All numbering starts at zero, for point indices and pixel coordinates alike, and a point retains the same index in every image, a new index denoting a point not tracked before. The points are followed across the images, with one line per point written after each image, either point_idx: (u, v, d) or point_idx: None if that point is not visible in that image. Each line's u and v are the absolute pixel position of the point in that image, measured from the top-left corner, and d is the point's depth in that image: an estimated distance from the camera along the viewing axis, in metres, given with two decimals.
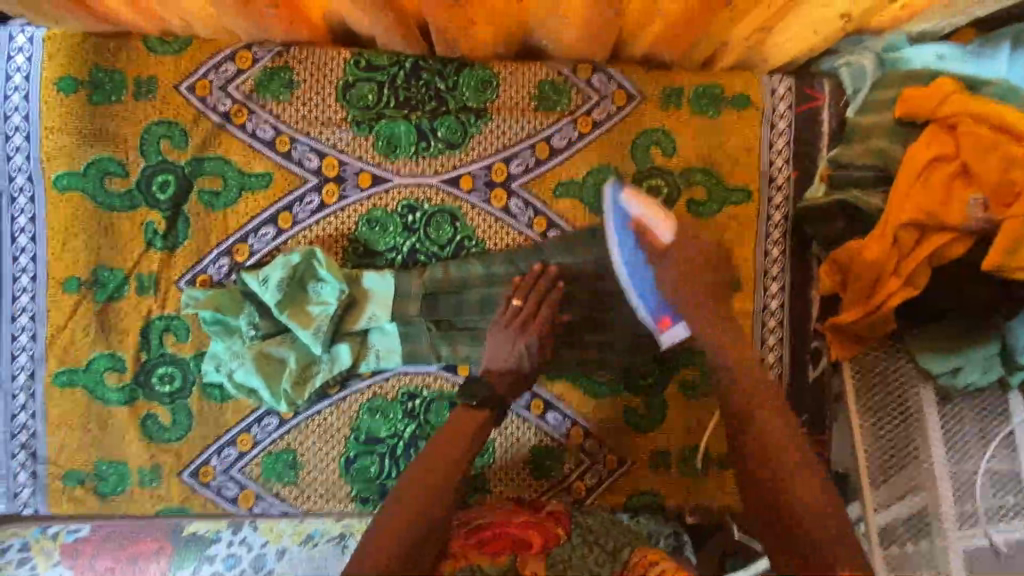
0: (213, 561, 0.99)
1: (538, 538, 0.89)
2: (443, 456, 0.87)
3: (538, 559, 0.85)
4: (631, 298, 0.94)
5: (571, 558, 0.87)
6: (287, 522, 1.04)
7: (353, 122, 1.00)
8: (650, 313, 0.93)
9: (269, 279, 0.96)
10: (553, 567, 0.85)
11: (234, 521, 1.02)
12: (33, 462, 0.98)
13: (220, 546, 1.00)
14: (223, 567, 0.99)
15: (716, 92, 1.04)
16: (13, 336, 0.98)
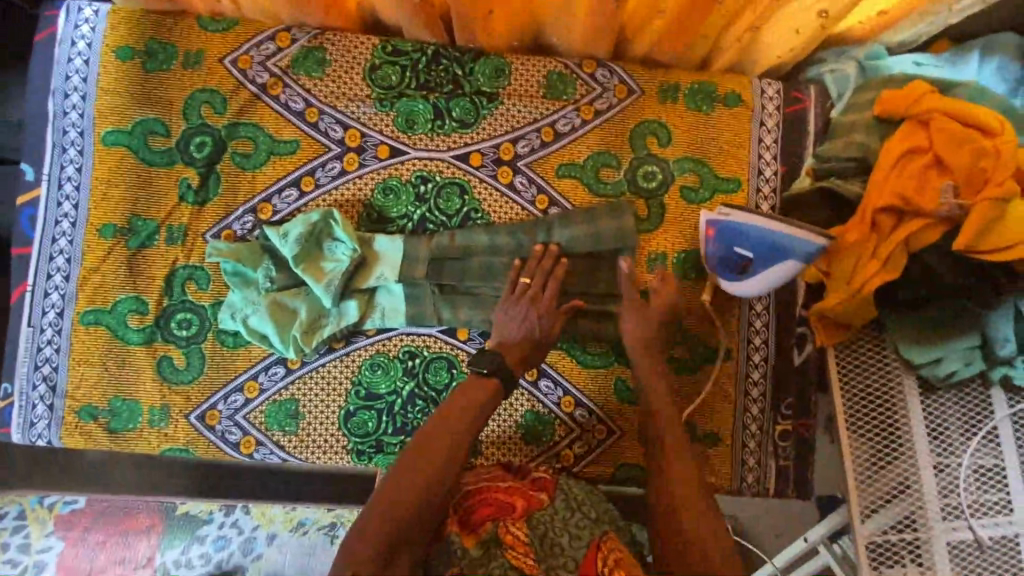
0: (202, 539, 1.48)
1: (521, 502, 0.90)
2: (448, 431, 0.90)
3: (519, 523, 0.87)
4: (712, 243, 1.02)
5: (552, 521, 0.88)
6: (278, 509, 1.51)
7: (377, 99, 1.09)
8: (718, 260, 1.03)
9: (289, 234, 1.03)
10: (536, 528, 0.87)
11: (226, 505, 1.50)
12: (52, 395, 1.04)
13: (209, 526, 1.49)
14: (211, 544, 1.48)
15: (710, 90, 1.14)
16: (48, 275, 1.05)
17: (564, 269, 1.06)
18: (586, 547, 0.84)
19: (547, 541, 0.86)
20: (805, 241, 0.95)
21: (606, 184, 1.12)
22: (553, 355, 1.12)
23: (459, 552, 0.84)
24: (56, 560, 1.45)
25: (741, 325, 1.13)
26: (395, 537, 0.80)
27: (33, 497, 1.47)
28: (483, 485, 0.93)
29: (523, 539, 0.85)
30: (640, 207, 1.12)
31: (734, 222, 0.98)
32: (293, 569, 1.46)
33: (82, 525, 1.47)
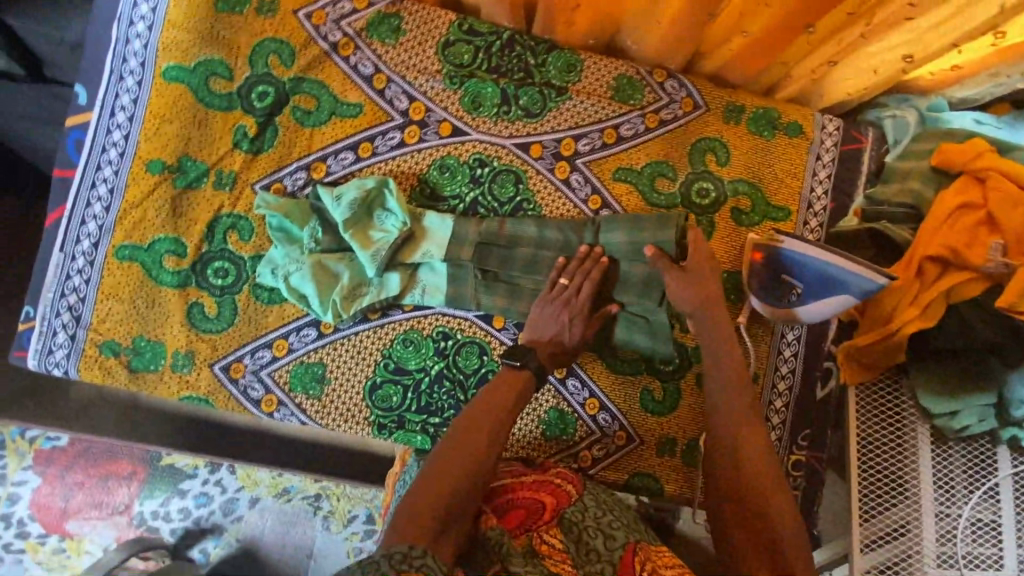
0: (186, 495, 1.48)
1: (549, 500, 0.92)
2: (479, 422, 0.89)
3: (552, 528, 0.87)
4: (763, 272, 1.05)
5: (585, 521, 0.90)
6: (264, 475, 1.49)
7: (447, 76, 1.08)
8: (765, 288, 1.05)
9: (343, 198, 1.02)
10: (570, 533, 0.87)
11: (214, 463, 1.47)
12: (75, 325, 1.02)
13: (196, 481, 1.47)
14: (194, 501, 1.48)
15: (774, 117, 1.15)
16: (88, 203, 1.02)
17: (609, 272, 1.06)
18: (621, 548, 0.85)
19: (583, 546, 0.85)
20: (855, 275, 0.97)
21: (661, 194, 1.12)
22: (584, 358, 1.12)
23: (501, 547, 0.79)
24: (31, 496, 1.46)
25: (770, 352, 1.14)
26: (440, 519, 0.77)
27: (14, 429, 1.46)
28: (512, 483, 0.94)
29: (559, 546, 0.84)
30: (690, 222, 1.12)
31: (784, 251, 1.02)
32: (272, 536, 1.50)
33: (61, 464, 1.46)
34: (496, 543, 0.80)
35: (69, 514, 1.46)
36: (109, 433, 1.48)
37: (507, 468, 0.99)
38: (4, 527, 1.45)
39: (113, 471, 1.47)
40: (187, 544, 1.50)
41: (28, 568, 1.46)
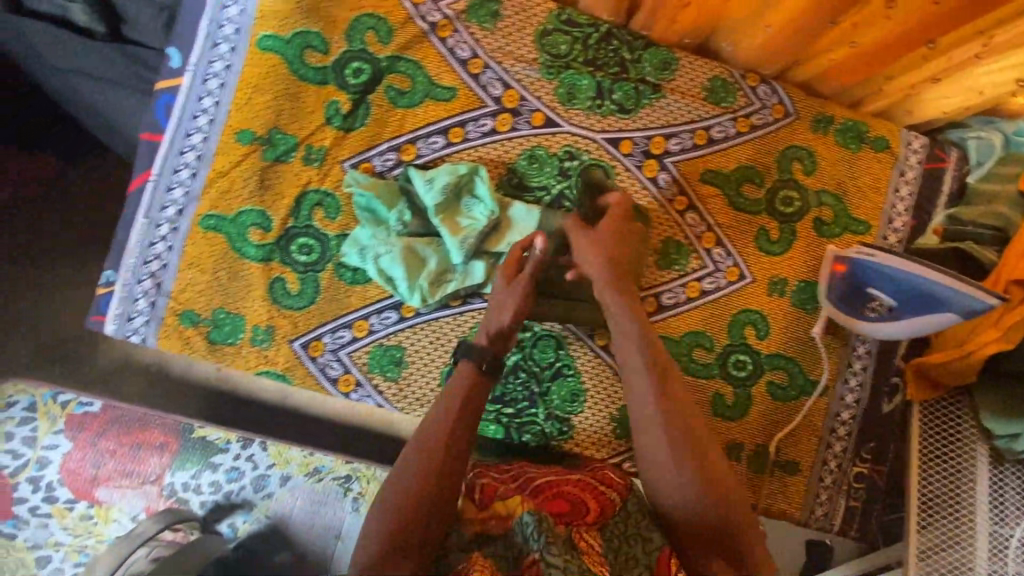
0: (215, 470, 1.33)
1: (594, 505, 0.91)
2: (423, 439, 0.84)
3: (592, 530, 0.85)
4: (846, 277, 1.06)
5: (623, 532, 0.88)
6: (296, 453, 1.36)
7: (543, 65, 1.07)
8: (849, 289, 1.06)
9: (435, 181, 1.01)
10: (609, 541, 0.87)
11: (244, 440, 1.35)
12: (156, 293, 1.00)
13: (226, 457, 1.34)
14: (224, 476, 1.33)
15: (861, 130, 1.15)
16: (175, 170, 1.01)
17: None
18: (658, 552, 0.84)
19: (621, 555, 0.85)
20: (958, 293, 0.94)
21: (746, 200, 1.12)
22: None
23: (536, 535, 0.77)
24: (61, 460, 1.29)
25: (841, 364, 1.15)
26: (396, 537, 0.76)
27: (47, 391, 1.32)
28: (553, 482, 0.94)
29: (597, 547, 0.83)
30: (773, 229, 1.13)
31: (873, 262, 1.01)
32: (302, 516, 1.34)
33: (93, 429, 1.31)
34: (528, 530, 0.78)
35: (99, 482, 1.29)
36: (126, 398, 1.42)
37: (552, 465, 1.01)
38: (31, 491, 1.28)
39: (142, 441, 1.32)
40: (216, 518, 1.33)
41: (53, 535, 1.28)
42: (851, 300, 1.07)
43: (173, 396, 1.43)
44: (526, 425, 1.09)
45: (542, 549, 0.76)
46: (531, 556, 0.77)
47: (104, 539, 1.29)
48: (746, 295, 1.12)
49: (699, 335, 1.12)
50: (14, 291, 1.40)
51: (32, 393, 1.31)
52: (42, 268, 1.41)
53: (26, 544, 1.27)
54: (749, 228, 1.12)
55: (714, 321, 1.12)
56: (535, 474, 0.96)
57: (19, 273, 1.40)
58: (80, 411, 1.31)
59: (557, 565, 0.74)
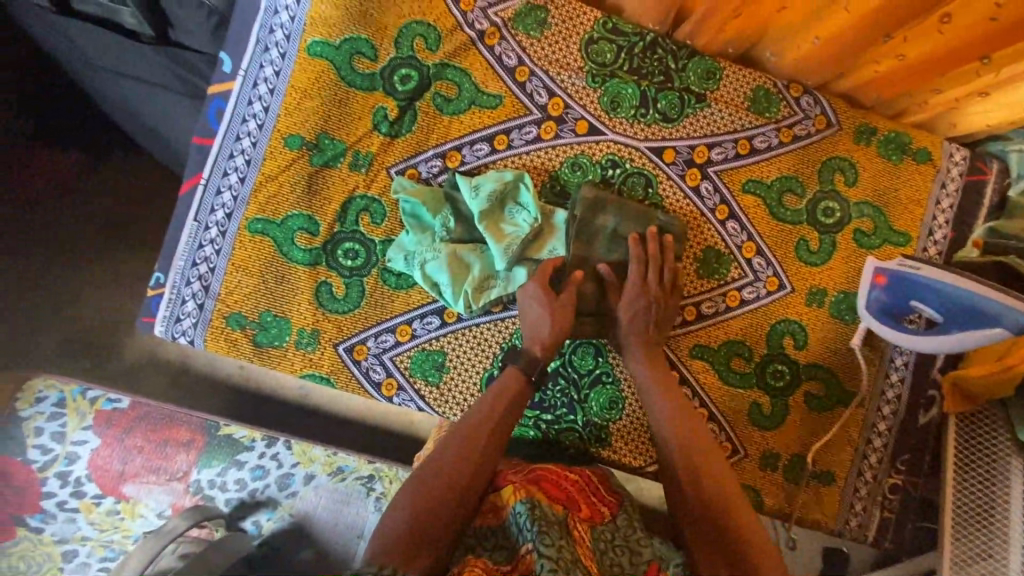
0: (243, 467, 1.34)
1: (585, 508, 0.92)
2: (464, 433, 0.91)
3: (585, 525, 0.87)
4: (887, 292, 1.06)
5: (613, 540, 0.89)
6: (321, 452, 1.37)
7: (589, 73, 1.07)
8: (890, 302, 1.07)
9: (481, 189, 1.02)
10: (598, 540, 0.87)
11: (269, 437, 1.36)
12: (204, 295, 1.01)
13: (253, 454, 1.35)
14: (251, 475, 1.35)
15: (903, 142, 1.14)
16: (224, 173, 1.02)
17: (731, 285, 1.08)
18: (646, 564, 0.85)
19: (607, 557, 0.86)
20: (1004, 305, 0.96)
21: (787, 210, 1.12)
22: (697, 367, 1.12)
23: (528, 524, 0.80)
24: (89, 456, 1.30)
25: (879, 375, 1.15)
26: (421, 524, 0.80)
27: (76, 387, 1.33)
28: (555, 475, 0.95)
29: (587, 542, 0.84)
30: (813, 239, 1.13)
31: (919, 273, 1.02)
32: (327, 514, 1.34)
33: (121, 426, 1.32)
34: (521, 519, 0.82)
35: (127, 477, 1.31)
36: (154, 396, 1.43)
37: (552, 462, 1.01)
38: (60, 486, 1.28)
39: (172, 438, 1.33)
40: (241, 516, 1.34)
41: (80, 530, 1.28)
42: (892, 313, 1.07)
43: (201, 395, 1.44)
44: (565, 432, 1.09)
45: (535, 539, 0.78)
46: (525, 546, 0.79)
47: (130, 534, 1.30)
48: (785, 305, 1.13)
49: (737, 345, 1.12)
50: (54, 289, 1.42)
51: (63, 389, 1.33)
52: (81, 267, 1.43)
53: (53, 538, 1.27)
54: (789, 238, 1.12)
55: (753, 331, 1.12)
56: (535, 467, 0.98)
57: (59, 272, 1.42)
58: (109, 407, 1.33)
59: (548, 554, 0.76)
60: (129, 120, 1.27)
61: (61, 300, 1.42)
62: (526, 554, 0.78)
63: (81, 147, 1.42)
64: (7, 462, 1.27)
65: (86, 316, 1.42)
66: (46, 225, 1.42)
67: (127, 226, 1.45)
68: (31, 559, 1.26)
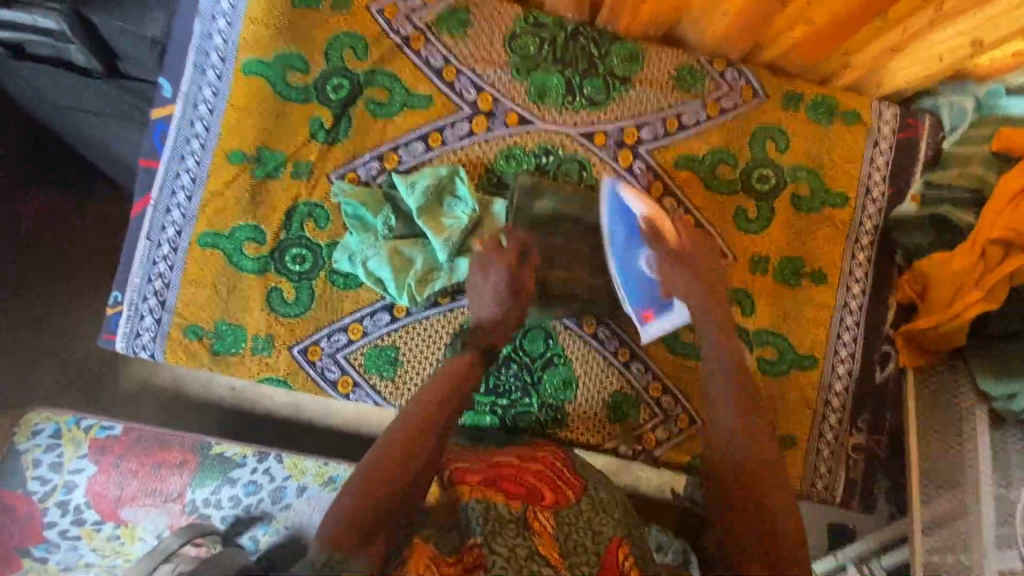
0: (235, 484, 1.37)
1: (550, 494, 0.94)
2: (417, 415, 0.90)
3: (546, 513, 0.88)
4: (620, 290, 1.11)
5: (577, 521, 0.89)
6: (311, 464, 1.41)
7: (514, 67, 1.11)
8: (637, 305, 1.10)
9: (416, 185, 1.06)
10: (561, 525, 0.87)
11: (261, 451, 1.40)
12: (161, 310, 1.06)
13: (244, 471, 1.38)
14: (243, 491, 1.38)
15: (832, 105, 1.16)
16: (172, 193, 1.07)
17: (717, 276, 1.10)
18: (607, 542, 0.86)
19: (572, 539, 0.85)
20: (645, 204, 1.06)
21: (722, 181, 1.15)
22: (646, 340, 1.14)
23: (481, 520, 0.81)
24: (86, 483, 1.34)
25: (830, 336, 1.17)
26: (373, 512, 0.82)
27: (70, 417, 1.37)
28: (518, 467, 0.99)
29: (549, 529, 0.85)
30: (750, 208, 1.15)
31: (616, 204, 1.08)
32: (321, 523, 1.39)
33: (116, 452, 1.36)
34: (472, 514, 0.83)
35: (124, 501, 1.34)
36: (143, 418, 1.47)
37: (518, 451, 1.04)
38: (60, 515, 1.32)
39: (163, 460, 1.36)
40: (236, 532, 1.34)
41: (83, 557, 1.32)
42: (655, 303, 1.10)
43: (191, 420, 1.48)
44: (521, 415, 1.12)
45: (489, 538, 0.79)
46: (473, 541, 0.79)
47: (131, 559, 1.33)
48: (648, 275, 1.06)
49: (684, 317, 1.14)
50: (46, 321, 1.47)
51: (57, 420, 1.36)
52: (61, 298, 1.48)
53: (57, 566, 1.31)
54: (727, 209, 1.15)
55: None
56: (499, 457, 1.01)
57: (59, 297, 1.48)
58: (103, 435, 1.36)
59: (499, 552, 0.77)
60: (95, 152, 1.34)
61: (59, 329, 1.47)
62: (474, 547, 0.79)
63: (44, 172, 1.45)
64: (9, 494, 1.32)
65: (72, 346, 1.47)
66: (41, 251, 1.48)
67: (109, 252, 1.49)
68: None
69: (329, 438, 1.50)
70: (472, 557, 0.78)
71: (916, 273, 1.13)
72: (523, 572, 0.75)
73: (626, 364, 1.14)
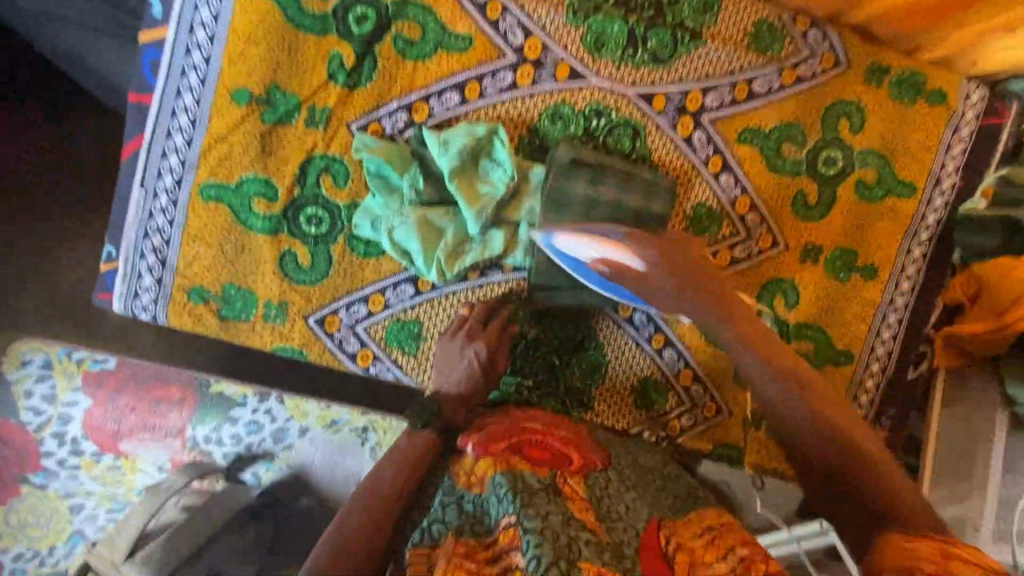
0: (239, 422, 1.31)
1: (577, 457, 0.84)
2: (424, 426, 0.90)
3: (576, 478, 0.80)
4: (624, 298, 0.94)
5: (606, 491, 0.81)
6: (314, 405, 1.32)
7: (570, 9, 0.95)
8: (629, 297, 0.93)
9: (450, 145, 0.93)
10: (592, 489, 0.79)
11: (262, 392, 1.31)
12: (162, 269, 0.96)
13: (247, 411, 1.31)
14: (246, 429, 1.32)
15: (917, 82, 1.04)
16: (167, 134, 0.92)
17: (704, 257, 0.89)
18: (644, 521, 0.76)
19: (604, 506, 0.77)
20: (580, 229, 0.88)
21: (786, 160, 1.04)
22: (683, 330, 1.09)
23: (509, 495, 0.71)
24: (83, 417, 1.28)
25: (870, 333, 1.12)
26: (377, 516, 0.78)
27: (60, 348, 1.26)
28: (543, 431, 0.88)
29: (581, 493, 0.77)
30: (812, 192, 1.06)
31: (558, 256, 0.90)
32: (324, 466, 1.34)
33: (111, 387, 1.27)
34: (500, 490, 0.73)
35: (123, 436, 1.29)
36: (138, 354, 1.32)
37: (543, 419, 0.92)
38: (58, 445, 1.27)
39: (162, 397, 1.28)
40: (239, 467, 1.34)
41: (83, 484, 1.30)
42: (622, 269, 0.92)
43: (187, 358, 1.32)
44: (548, 397, 1.06)
45: (518, 511, 0.69)
46: (506, 519, 0.70)
47: (133, 488, 1.31)
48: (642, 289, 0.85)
49: None
50: (9, 245, 1.27)
51: (47, 351, 1.26)
52: (16, 229, 1.28)
53: (58, 494, 1.29)
54: (786, 191, 1.05)
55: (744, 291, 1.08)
56: (525, 421, 0.90)
57: (11, 226, 1.28)
58: (96, 369, 1.26)
59: (532, 526, 0.67)
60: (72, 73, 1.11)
61: (25, 264, 1.28)
62: (507, 526, 0.70)
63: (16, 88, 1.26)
64: (2, 424, 1.25)
65: (43, 282, 1.30)
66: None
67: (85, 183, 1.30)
68: (40, 513, 1.29)
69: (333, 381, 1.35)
70: (505, 539, 0.70)
71: (971, 276, 1.07)
72: (559, 540, 0.66)
73: (662, 353, 1.09)
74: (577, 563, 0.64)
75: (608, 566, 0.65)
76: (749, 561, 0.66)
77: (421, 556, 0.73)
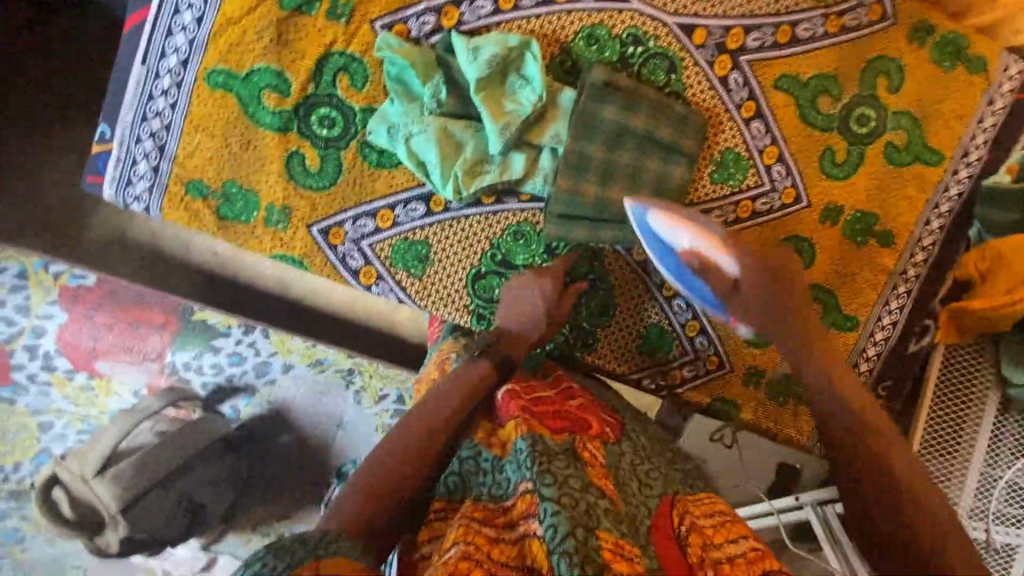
0: (220, 353, 1.23)
1: (595, 424, 0.80)
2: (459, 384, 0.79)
3: (595, 444, 0.75)
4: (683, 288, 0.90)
5: (620, 461, 0.77)
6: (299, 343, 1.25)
7: None
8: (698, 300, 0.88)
9: (479, 52, 0.87)
10: (609, 457, 0.76)
11: (247, 325, 1.23)
12: (159, 157, 0.91)
13: (229, 341, 1.23)
14: (227, 360, 1.24)
15: (962, 46, 1.01)
16: (177, 11, 0.86)
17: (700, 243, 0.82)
18: (658, 498, 0.73)
19: (620, 475, 0.74)
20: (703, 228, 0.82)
21: (820, 113, 1.01)
22: None
23: (528, 462, 0.66)
24: (56, 331, 1.19)
25: (879, 300, 1.11)
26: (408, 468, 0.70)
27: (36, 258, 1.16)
28: (556, 397, 0.82)
29: (600, 460, 0.73)
30: (840, 150, 1.03)
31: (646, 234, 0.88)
32: (304, 404, 1.27)
33: (88, 303, 1.19)
34: (521, 457, 0.67)
35: (98, 354, 1.21)
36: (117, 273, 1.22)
37: (554, 381, 0.89)
38: (28, 359, 1.19)
39: (143, 318, 1.20)
40: (218, 399, 1.26)
41: (54, 403, 1.21)
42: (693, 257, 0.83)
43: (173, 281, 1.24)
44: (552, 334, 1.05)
45: (536, 478, 0.63)
46: (526, 485, 0.66)
47: (106, 411, 1.23)
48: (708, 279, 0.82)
49: None
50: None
51: (21, 260, 1.16)
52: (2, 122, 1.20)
53: (27, 410, 1.21)
54: (816, 147, 1.02)
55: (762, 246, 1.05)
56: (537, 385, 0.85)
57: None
58: (75, 284, 1.18)
59: (550, 494, 0.61)
60: None
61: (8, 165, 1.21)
62: (526, 493, 0.66)
63: None
64: None
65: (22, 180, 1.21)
66: None
67: (67, 90, 1.22)
68: (7, 427, 1.21)
69: (328, 325, 1.28)
70: (524, 506, 0.66)
71: (988, 252, 1.05)
72: (578, 507, 0.61)
73: (672, 305, 1.06)
74: (595, 531, 0.60)
75: (626, 538, 0.62)
76: (761, 551, 0.64)
77: (441, 514, 0.72)
